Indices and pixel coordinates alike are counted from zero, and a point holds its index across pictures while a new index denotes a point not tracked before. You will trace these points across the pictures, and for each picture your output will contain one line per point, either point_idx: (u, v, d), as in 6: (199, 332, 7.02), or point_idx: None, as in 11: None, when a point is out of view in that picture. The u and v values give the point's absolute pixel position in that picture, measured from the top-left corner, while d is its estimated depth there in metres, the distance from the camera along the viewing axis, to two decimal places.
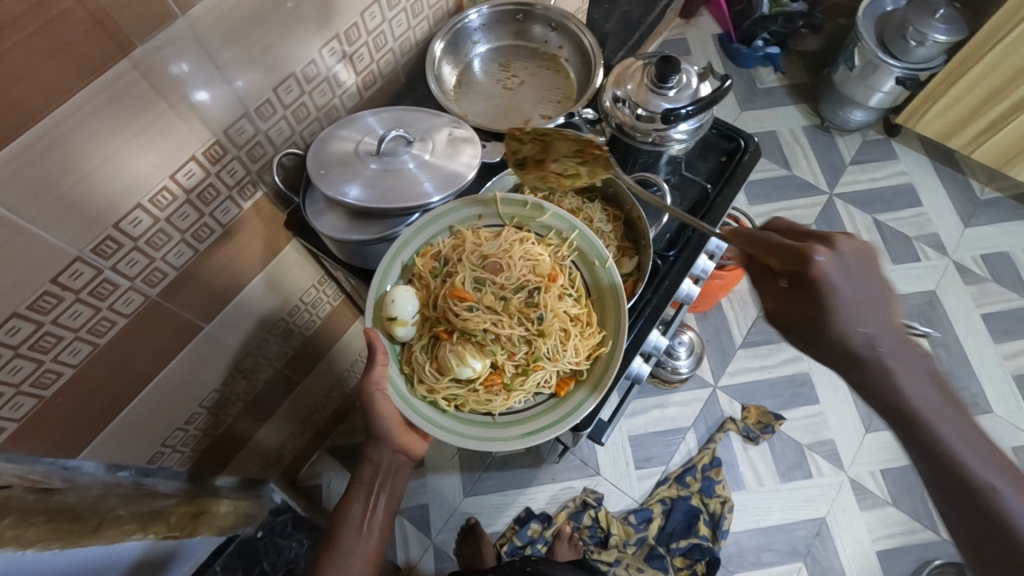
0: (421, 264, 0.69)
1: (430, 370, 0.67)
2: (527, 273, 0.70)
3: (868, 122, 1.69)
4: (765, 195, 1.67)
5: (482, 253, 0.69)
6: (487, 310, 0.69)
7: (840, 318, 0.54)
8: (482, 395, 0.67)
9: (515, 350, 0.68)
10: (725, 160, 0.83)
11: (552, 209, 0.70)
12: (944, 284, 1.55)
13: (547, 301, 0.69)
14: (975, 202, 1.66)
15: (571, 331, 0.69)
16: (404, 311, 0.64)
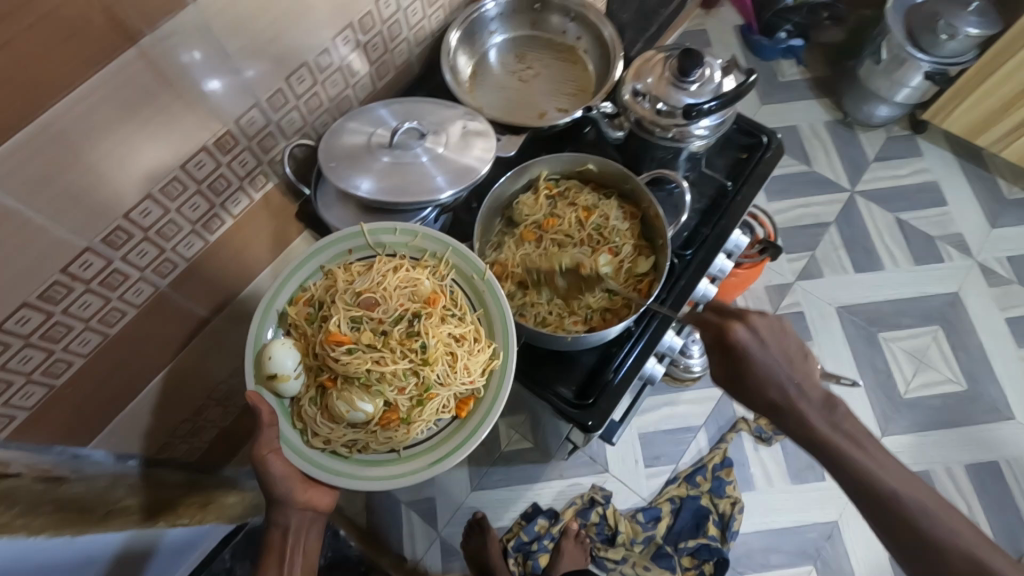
0: (296, 313, 0.64)
1: (323, 419, 0.62)
2: (405, 301, 0.65)
3: (892, 118, 1.65)
4: (783, 191, 1.64)
5: (356, 290, 0.64)
6: (368, 346, 0.63)
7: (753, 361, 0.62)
8: (380, 434, 0.62)
9: (403, 384, 0.63)
10: (744, 156, 0.81)
11: (423, 231, 0.66)
12: (967, 286, 1.51)
13: (427, 327, 0.64)
14: (1001, 201, 1.61)
15: (458, 353, 0.64)
16: (284, 366, 0.60)
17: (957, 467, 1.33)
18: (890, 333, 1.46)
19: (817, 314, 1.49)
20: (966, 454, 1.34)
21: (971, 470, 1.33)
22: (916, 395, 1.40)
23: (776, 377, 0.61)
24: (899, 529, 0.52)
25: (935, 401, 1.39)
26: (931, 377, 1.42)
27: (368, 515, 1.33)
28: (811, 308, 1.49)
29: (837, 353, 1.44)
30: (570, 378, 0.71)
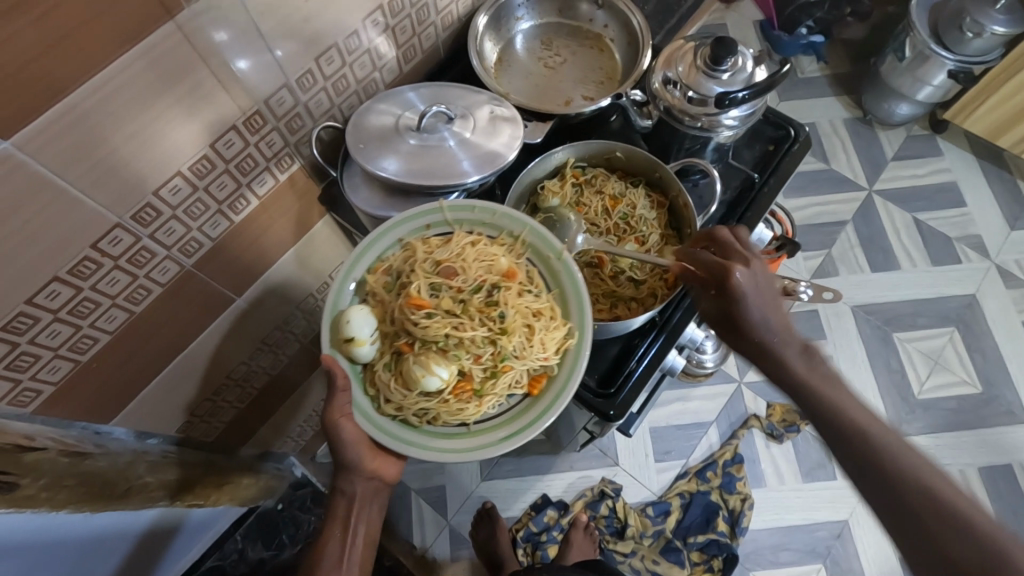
0: (374, 280, 0.63)
1: (396, 387, 0.61)
2: (483, 272, 0.64)
3: (913, 116, 1.63)
4: (800, 188, 1.63)
5: (436, 259, 0.64)
6: (445, 315, 0.63)
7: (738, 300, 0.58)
8: (453, 405, 0.62)
9: (479, 352, 0.63)
10: (772, 149, 0.80)
11: (502, 209, 0.65)
12: (985, 288, 1.49)
13: (507, 298, 0.64)
14: (1022, 203, 1.59)
15: (535, 327, 0.63)
16: (361, 331, 0.59)
17: (971, 470, 1.32)
18: (905, 333, 1.45)
19: (832, 313, 1.48)
20: (980, 457, 1.33)
21: (984, 474, 1.32)
22: (930, 396, 1.39)
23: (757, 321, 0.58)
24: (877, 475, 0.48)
25: (949, 403, 1.38)
26: (946, 379, 1.40)
27: None
28: (826, 306, 1.49)
29: (852, 353, 1.43)
30: (591, 366, 0.71)
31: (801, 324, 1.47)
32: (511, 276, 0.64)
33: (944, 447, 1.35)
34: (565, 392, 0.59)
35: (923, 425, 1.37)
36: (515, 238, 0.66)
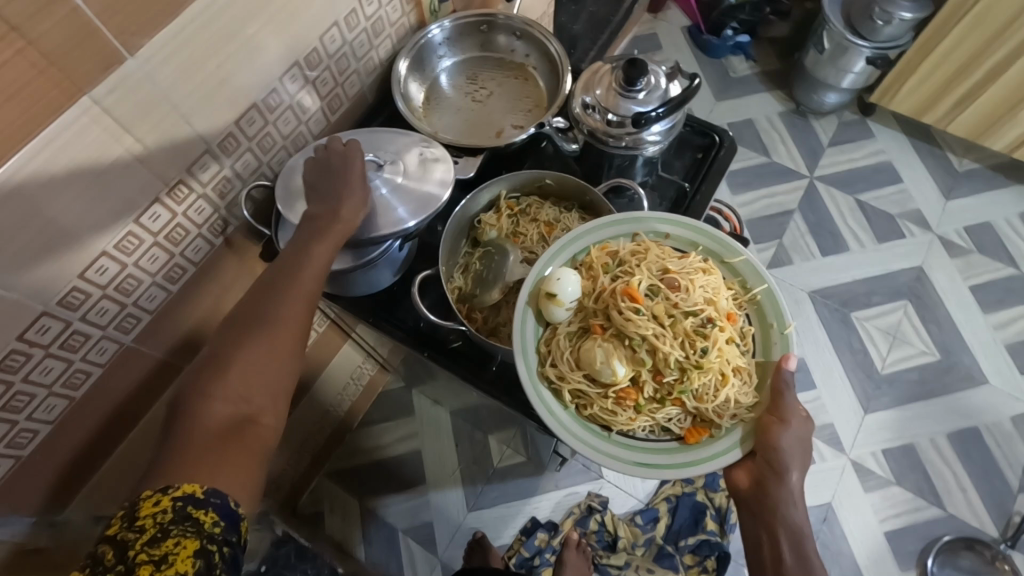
0: (597, 258, 0.70)
1: (569, 359, 0.67)
2: (706, 300, 0.67)
3: (842, 103, 1.70)
4: (746, 183, 1.67)
5: (666, 267, 0.68)
6: (652, 318, 0.67)
7: (778, 427, 0.60)
8: (610, 405, 0.66)
9: (664, 372, 0.66)
10: (700, 156, 0.82)
11: (747, 258, 0.68)
12: (931, 260, 1.55)
13: (717, 336, 0.66)
14: (954, 174, 1.66)
15: (729, 379, 0.65)
16: (565, 293, 0.65)
17: (940, 437, 1.36)
18: (862, 312, 1.50)
19: (790, 299, 1.52)
20: (947, 424, 1.38)
21: (953, 439, 1.36)
22: (894, 369, 1.43)
23: (780, 449, 0.59)
24: None
25: (912, 376, 1.42)
26: (906, 351, 1.45)
27: (365, 547, 1.32)
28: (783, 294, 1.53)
29: (813, 337, 1.47)
30: None
31: None
32: (730, 318, 0.67)
33: (912, 417, 1.38)
34: (719, 459, 0.60)
35: (890, 400, 1.40)
36: (746, 290, 0.68)
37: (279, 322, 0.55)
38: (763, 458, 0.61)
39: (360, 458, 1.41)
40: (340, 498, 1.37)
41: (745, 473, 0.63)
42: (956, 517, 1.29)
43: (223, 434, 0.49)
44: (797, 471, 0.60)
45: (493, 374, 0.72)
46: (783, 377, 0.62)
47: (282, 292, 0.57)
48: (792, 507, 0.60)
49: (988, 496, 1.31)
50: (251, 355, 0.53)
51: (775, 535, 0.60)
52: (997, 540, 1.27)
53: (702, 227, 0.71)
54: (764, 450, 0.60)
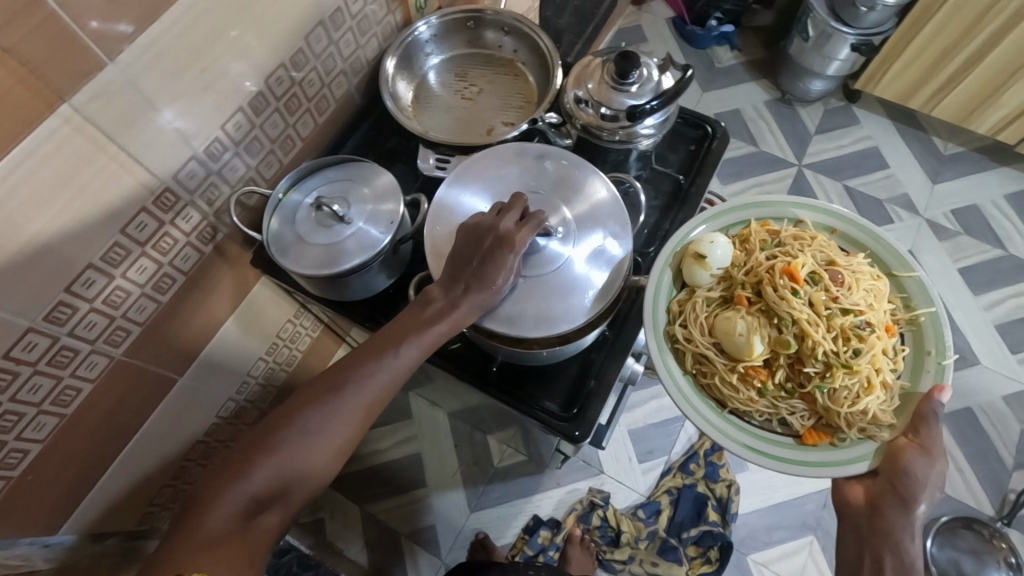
0: (757, 232, 0.77)
1: (704, 325, 0.73)
2: (866, 306, 0.71)
3: (828, 91, 1.70)
4: (735, 173, 1.67)
5: (830, 259, 0.74)
6: (807, 303, 0.72)
7: (931, 460, 0.62)
8: (734, 381, 0.72)
9: (810, 360, 0.71)
10: (694, 149, 0.82)
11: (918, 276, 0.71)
12: (921, 244, 1.56)
13: (870, 339, 0.70)
14: (939, 158, 1.68)
15: (873, 387, 0.68)
16: (714, 256, 0.71)
17: None
18: None
19: None
20: (943, 406, 1.39)
21: (949, 421, 1.37)
22: None
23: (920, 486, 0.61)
24: None
25: None
26: None
27: (368, 553, 1.31)
28: None
29: None
30: (554, 391, 0.71)
31: None
32: (888, 330, 0.71)
33: None
34: (842, 465, 0.63)
35: None
36: (907, 310, 0.71)
37: (337, 423, 0.56)
38: (886, 479, 0.64)
39: (360, 463, 1.39)
40: (340, 505, 1.36)
41: (862, 490, 0.67)
42: (954, 497, 1.31)
43: (230, 537, 0.51)
44: (918, 507, 0.62)
45: (495, 375, 0.71)
46: (928, 409, 0.64)
47: (352, 394, 0.56)
48: (908, 538, 0.63)
49: (984, 475, 1.33)
50: (296, 456, 0.54)
51: (881, 559, 0.63)
52: (994, 518, 1.29)
53: (875, 234, 0.75)
54: (890, 470, 0.63)
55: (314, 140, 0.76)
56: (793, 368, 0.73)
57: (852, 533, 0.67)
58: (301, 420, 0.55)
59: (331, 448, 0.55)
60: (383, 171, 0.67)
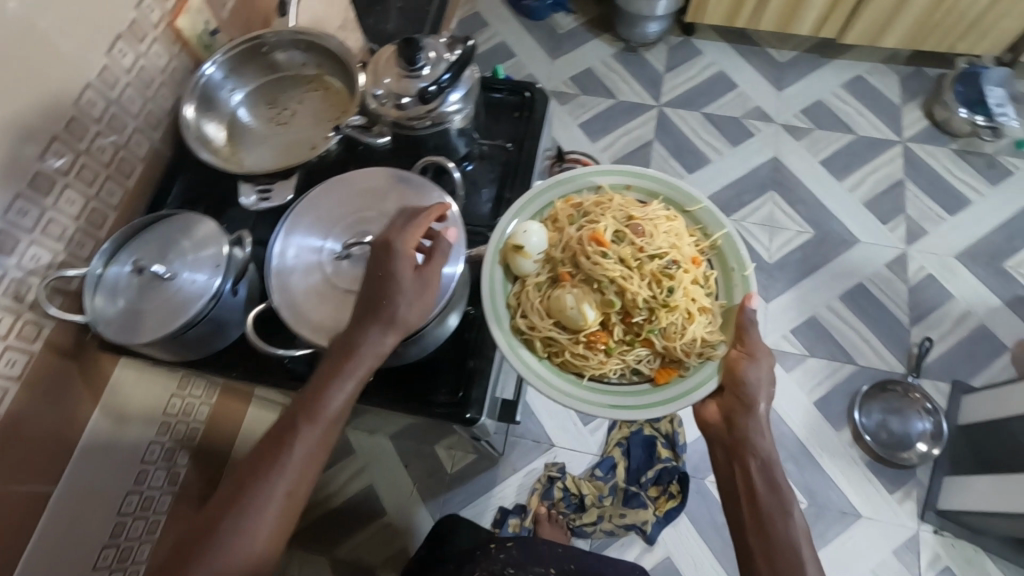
0: (562, 209, 0.84)
1: (540, 309, 0.80)
2: (671, 247, 0.81)
3: (663, 30, 1.79)
4: (603, 127, 1.73)
5: (629, 214, 0.83)
6: (619, 261, 0.81)
7: (758, 362, 0.71)
8: (581, 350, 0.80)
9: (638, 309, 0.81)
10: (517, 114, 0.84)
11: (705, 205, 0.83)
12: (782, 148, 1.67)
13: (680, 275, 0.81)
14: (778, 66, 1.79)
15: (694, 314, 0.80)
16: (531, 244, 0.74)
17: (835, 301, 1.47)
18: (739, 213, 1.59)
19: None
20: (838, 288, 1.49)
21: (846, 299, 1.48)
22: (780, 255, 1.53)
23: (756, 388, 0.70)
24: (752, 517, 0.67)
25: (796, 257, 1.53)
26: (784, 236, 1.56)
27: None
28: None
29: None
30: (438, 383, 0.71)
31: None
32: (694, 262, 0.82)
33: (808, 292, 1.49)
34: (692, 393, 0.72)
35: (784, 284, 1.50)
36: (707, 237, 0.83)
37: (295, 471, 0.57)
38: (732, 393, 0.72)
39: (315, 512, 1.36)
40: (307, 560, 1.31)
41: (715, 408, 0.75)
42: (869, 367, 1.40)
43: None
44: (761, 402, 0.71)
45: (373, 384, 0.71)
46: (751, 317, 0.74)
47: (297, 450, 0.57)
48: (760, 437, 0.70)
49: (888, 339, 1.43)
50: (250, 527, 0.54)
51: (746, 463, 0.70)
52: (907, 374, 1.40)
53: (658, 176, 0.86)
54: (732, 382, 0.72)
55: (127, 206, 0.74)
56: (626, 322, 0.82)
57: (721, 450, 0.74)
58: (262, 479, 0.55)
59: (285, 507, 0.56)
60: (201, 219, 0.66)
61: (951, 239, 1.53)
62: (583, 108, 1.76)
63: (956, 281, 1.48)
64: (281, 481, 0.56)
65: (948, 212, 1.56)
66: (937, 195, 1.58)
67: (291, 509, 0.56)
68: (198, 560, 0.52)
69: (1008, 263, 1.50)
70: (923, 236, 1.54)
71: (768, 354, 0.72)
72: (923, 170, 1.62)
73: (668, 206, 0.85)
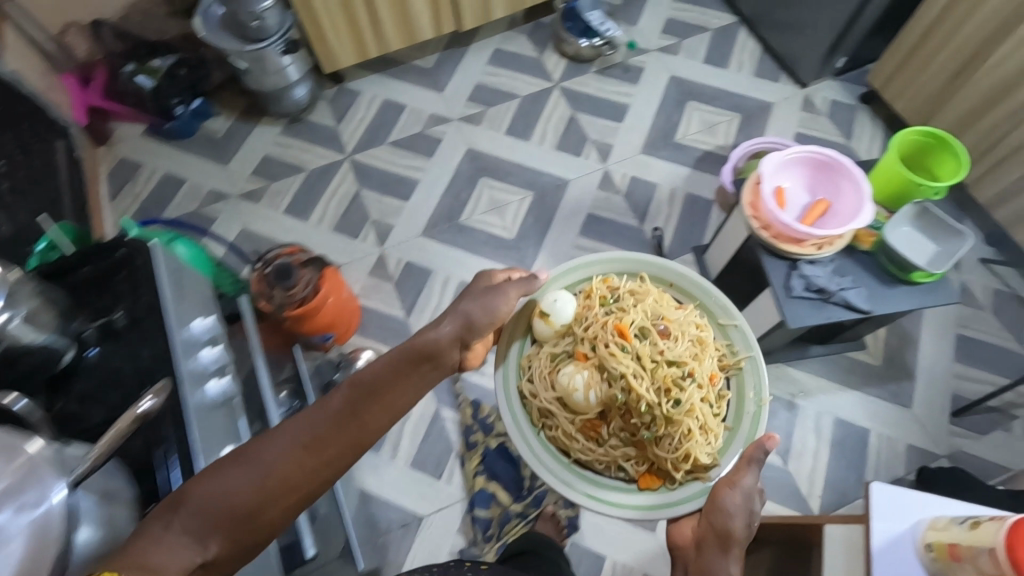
0: (595, 288, 1.02)
1: (548, 386, 1.00)
2: (688, 360, 0.97)
3: (312, 89, 1.79)
4: (308, 202, 1.69)
5: (660, 315, 1.00)
6: (633, 356, 0.96)
7: (739, 499, 0.81)
8: (574, 432, 0.98)
9: (643, 410, 0.94)
10: (119, 272, 0.75)
11: (738, 327, 0.97)
12: (470, 138, 1.77)
13: (688, 391, 0.95)
14: (430, 71, 1.89)
15: (694, 429, 0.93)
16: (556, 314, 0.97)
17: (578, 240, 1.61)
18: (466, 211, 1.66)
19: (417, 250, 1.61)
20: (574, 228, 1.63)
21: (585, 234, 1.62)
22: (518, 227, 1.64)
23: (729, 518, 0.79)
24: None
25: (530, 222, 1.64)
26: (511, 211, 1.66)
27: None
28: (410, 251, 1.61)
29: (453, 259, 1.60)
30: None
31: (409, 282, 1.57)
32: (710, 377, 0.96)
33: (554, 245, 1.61)
34: (671, 507, 0.88)
35: (534, 250, 1.60)
36: (734, 358, 0.97)
37: (345, 443, 0.73)
38: (708, 520, 0.81)
39: None
40: None
41: (687, 531, 0.85)
42: None
43: (196, 516, 0.61)
44: (735, 550, 0.79)
45: None
46: (755, 455, 0.84)
47: (343, 424, 0.74)
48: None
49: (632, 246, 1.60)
50: (264, 470, 0.67)
51: None
52: None
53: (712, 290, 1.00)
54: (711, 504, 0.82)
55: None
56: (625, 419, 0.98)
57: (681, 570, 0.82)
58: (315, 435, 0.72)
59: (287, 465, 0.68)
60: None
61: (631, 141, 1.74)
62: (280, 194, 1.70)
63: (652, 171, 1.70)
64: (284, 448, 0.70)
65: (618, 121, 1.78)
66: (604, 113, 1.79)
67: (313, 467, 0.70)
68: (228, 464, 0.66)
69: (678, 137, 1.75)
70: (611, 150, 1.73)
71: (757, 498, 0.82)
72: (584, 99, 1.82)
73: (704, 314, 1.01)
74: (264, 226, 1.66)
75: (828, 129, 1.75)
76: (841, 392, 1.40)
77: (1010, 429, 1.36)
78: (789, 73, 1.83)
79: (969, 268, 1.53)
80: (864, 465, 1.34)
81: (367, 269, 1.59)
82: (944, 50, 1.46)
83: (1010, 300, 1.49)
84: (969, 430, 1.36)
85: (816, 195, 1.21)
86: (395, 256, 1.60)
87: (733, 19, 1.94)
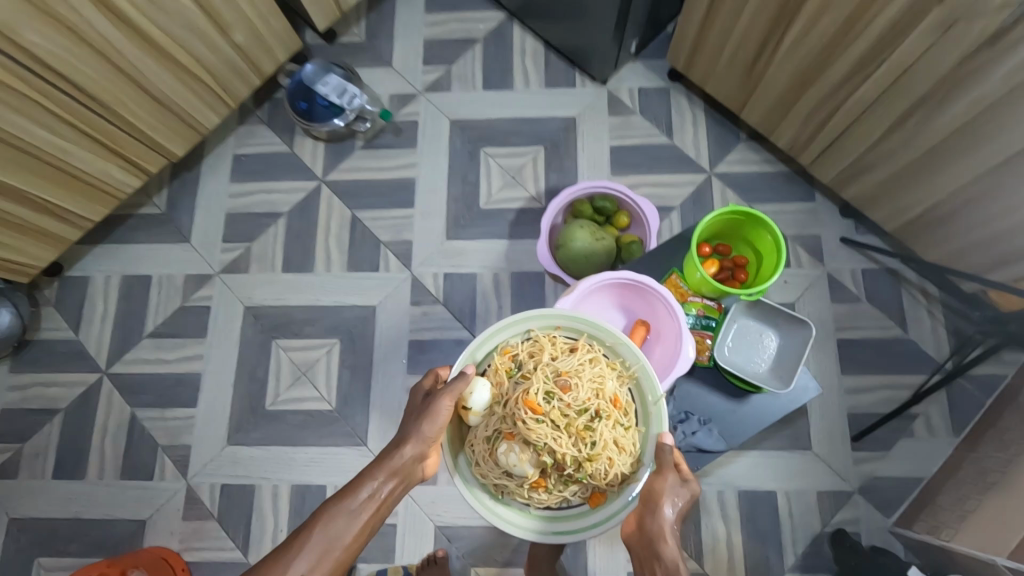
0: (501, 363, 0.86)
1: (490, 463, 0.84)
2: (593, 398, 0.83)
3: (20, 307, 1.39)
4: (78, 452, 1.35)
5: (558, 372, 0.83)
6: (552, 425, 0.81)
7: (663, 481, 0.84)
8: (527, 490, 0.83)
9: (571, 463, 0.82)
10: None
11: (623, 345, 0.86)
12: (243, 292, 1.43)
13: (602, 425, 0.83)
14: (165, 218, 1.49)
15: (614, 455, 0.83)
16: (478, 404, 0.82)
17: (408, 380, 1.35)
18: (270, 394, 1.36)
19: (229, 465, 1.32)
20: (400, 366, 1.36)
21: (414, 368, 1.35)
22: (336, 389, 1.35)
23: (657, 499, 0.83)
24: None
25: (347, 378, 1.36)
26: (320, 371, 1.37)
27: None
28: (221, 470, 1.32)
29: (273, 460, 1.32)
30: None
31: (233, 510, 1.30)
32: (615, 402, 0.85)
33: (383, 397, 1.34)
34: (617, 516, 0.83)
35: (363, 412, 1.33)
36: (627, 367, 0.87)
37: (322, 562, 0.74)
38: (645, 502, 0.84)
39: None
40: None
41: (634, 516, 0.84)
42: None
43: None
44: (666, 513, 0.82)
45: None
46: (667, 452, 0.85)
47: (330, 552, 0.75)
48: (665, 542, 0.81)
49: None
50: None
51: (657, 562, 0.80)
52: None
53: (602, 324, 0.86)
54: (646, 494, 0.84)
55: None
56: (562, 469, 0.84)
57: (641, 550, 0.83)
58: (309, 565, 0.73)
59: None
60: None
61: (430, 228, 1.43)
62: (40, 455, 1.35)
63: (466, 259, 1.40)
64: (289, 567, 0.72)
65: (408, 206, 1.45)
66: (389, 201, 1.46)
67: None
68: None
69: (482, 202, 1.44)
70: (411, 249, 1.42)
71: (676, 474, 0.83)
72: (360, 191, 1.47)
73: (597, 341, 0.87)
74: (36, 505, 1.33)
75: (646, 128, 1.46)
76: (739, 458, 1.25)
77: (912, 433, 1.25)
78: (583, 70, 1.51)
79: (834, 253, 1.35)
80: (781, 533, 1.21)
81: (179, 512, 1.30)
82: (733, 33, 1.16)
83: (883, 277, 1.33)
84: (874, 449, 1.25)
85: (632, 313, 0.97)
86: (206, 484, 1.31)
87: (501, 16, 1.56)
